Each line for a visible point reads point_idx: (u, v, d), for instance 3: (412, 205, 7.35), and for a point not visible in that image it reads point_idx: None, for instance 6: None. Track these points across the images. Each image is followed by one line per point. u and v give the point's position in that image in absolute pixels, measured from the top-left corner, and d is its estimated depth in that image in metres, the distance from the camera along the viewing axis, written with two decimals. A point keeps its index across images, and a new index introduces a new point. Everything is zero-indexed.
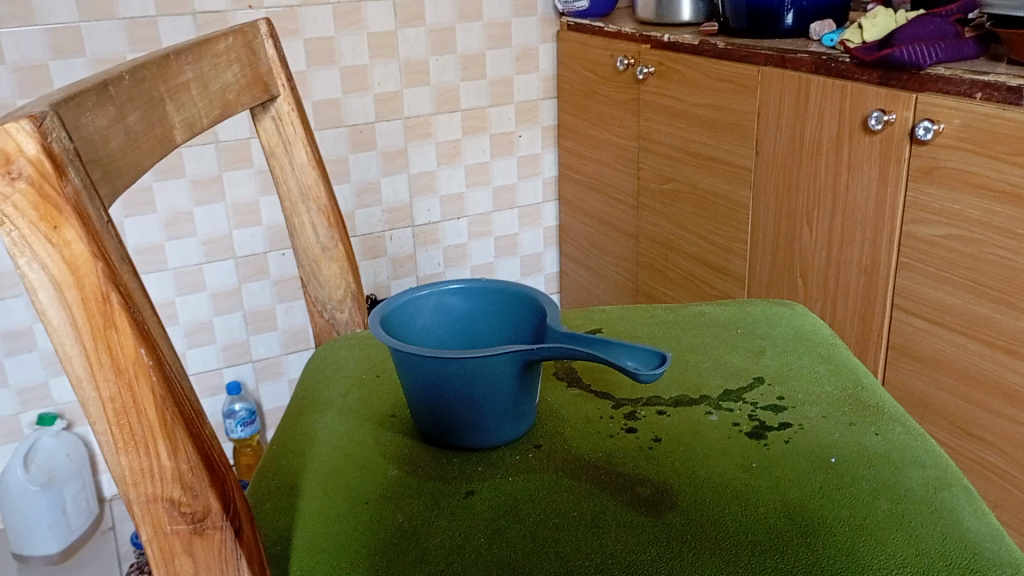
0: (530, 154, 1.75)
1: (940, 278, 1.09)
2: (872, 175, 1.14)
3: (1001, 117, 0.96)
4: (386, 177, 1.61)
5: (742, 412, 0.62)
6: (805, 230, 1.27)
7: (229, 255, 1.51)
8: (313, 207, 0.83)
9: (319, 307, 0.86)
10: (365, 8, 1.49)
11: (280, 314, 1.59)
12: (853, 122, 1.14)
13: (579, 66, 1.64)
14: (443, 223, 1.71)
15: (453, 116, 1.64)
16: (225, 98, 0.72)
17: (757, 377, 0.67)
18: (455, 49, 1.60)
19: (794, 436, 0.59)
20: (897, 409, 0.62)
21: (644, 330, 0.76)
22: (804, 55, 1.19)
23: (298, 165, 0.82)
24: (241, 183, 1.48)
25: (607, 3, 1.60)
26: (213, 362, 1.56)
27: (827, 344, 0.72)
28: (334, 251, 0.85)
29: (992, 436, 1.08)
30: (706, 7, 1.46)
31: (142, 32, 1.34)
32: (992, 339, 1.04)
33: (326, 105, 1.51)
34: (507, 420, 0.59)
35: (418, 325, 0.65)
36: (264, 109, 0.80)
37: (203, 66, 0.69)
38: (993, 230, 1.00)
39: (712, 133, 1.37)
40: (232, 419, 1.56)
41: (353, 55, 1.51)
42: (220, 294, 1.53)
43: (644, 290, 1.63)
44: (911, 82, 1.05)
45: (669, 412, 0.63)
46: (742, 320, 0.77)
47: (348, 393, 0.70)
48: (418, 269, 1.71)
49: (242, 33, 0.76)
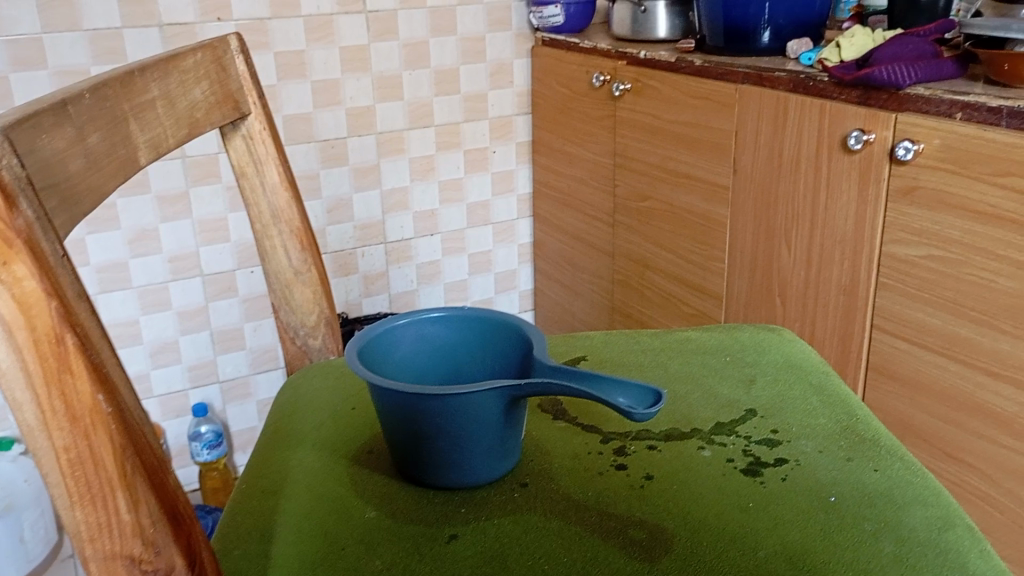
0: (505, 170, 1.73)
1: (920, 298, 1.07)
2: (850, 194, 1.13)
3: (983, 137, 0.95)
4: (357, 193, 1.58)
5: (736, 447, 0.59)
6: (783, 249, 1.25)
7: (197, 273, 1.47)
8: (285, 229, 0.80)
9: (291, 333, 0.83)
10: (338, 21, 1.46)
11: (249, 332, 1.55)
12: (832, 141, 1.13)
13: (554, 82, 1.62)
14: (416, 239, 1.67)
15: (427, 132, 1.61)
16: (194, 116, 0.69)
17: (749, 409, 0.65)
18: (429, 64, 1.57)
19: (790, 472, 0.56)
20: (894, 443, 0.60)
21: (629, 358, 0.74)
22: (782, 73, 1.18)
23: (270, 186, 0.79)
24: (209, 200, 1.45)
25: (582, 19, 1.59)
26: (179, 383, 1.51)
27: (818, 373, 0.70)
28: (307, 275, 0.81)
29: (974, 458, 1.06)
30: (683, 24, 1.45)
31: (107, 45, 1.30)
32: (972, 360, 1.03)
33: (297, 120, 1.48)
34: (491, 457, 0.57)
35: (397, 356, 0.62)
36: (234, 127, 0.77)
37: (170, 83, 0.66)
38: (974, 251, 1.00)
39: (690, 150, 1.35)
40: (198, 442, 1.51)
41: (324, 70, 1.48)
42: (186, 313, 1.48)
43: (621, 308, 1.60)
44: (890, 102, 1.05)
45: (660, 447, 0.60)
46: (731, 347, 0.75)
47: (322, 426, 0.67)
48: (391, 287, 1.68)
49: (211, 47, 0.72)
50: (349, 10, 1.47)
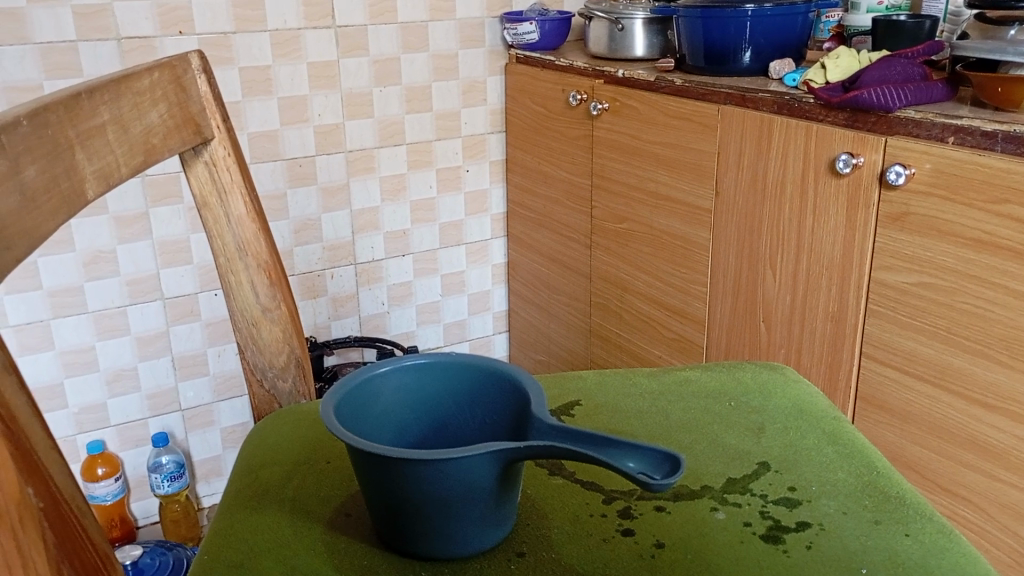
0: (478, 190, 1.67)
1: (911, 326, 1.02)
2: (838, 218, 1.08)
3: (977, 162, 0.91)
4: (325, 214, 1.51)
5: (752, 509, 0.54)
6: (767, 274, 1.20)
7: (156, 297, 1.39)
8: (252, 263, 0.73)
9: (258, 375, 0.76)
10: (304, 36, 1.40)
11: (212, 358, 1.47)
12: (819, 164, 1.08)
13: (528, 100, 1.57)
14: (386, 260, 1.61)
15: (397, 150, 1.55)
16: (149, 142, 0.63)
17: (761, 462, 0.60)
18: (399, 81, 1.51)
19: (815, 539, 0.51)
20: (921, 502, 0.55)
21: (625, 403, 0.69)
22: (766, 94, 1.14)
23: (235, 217, 0.72)
24: (169, 220, 1.37)
25: (557, 36, 1.54)
26: (137, 412, 1.43)
27: (829, 418, 0.66)
28: (276, 312, 0.75)
29: (967, 491, 1.01)
30: (661, 43, 1.42)
31: (59, 59, 1.23)
32: (965, 391, 0.98)
33: (262, 138, 1.41)
34: (485, 525, 0.51)
35: (378, 408, 0.56)
36: (195, 153, 0.70)
37: (123, 106, 0.60)
38: (968, 279, 0.95)
39: (670, 171, 1.31)
40: (157, 474, 1.43)
41: (291, 86, 1.41)
42: (144, 339, 1.40)
43: (598, 331, 1.55)
44: (879, 125, 1.01)
45: (669, 509, 0.55)
46: (733, 390, 0.70)
47: (293, 484, 0.60)
48: (361, 309, 1.61)
49: (170, 66, 0.66)
50: (316, 25, 1.41)
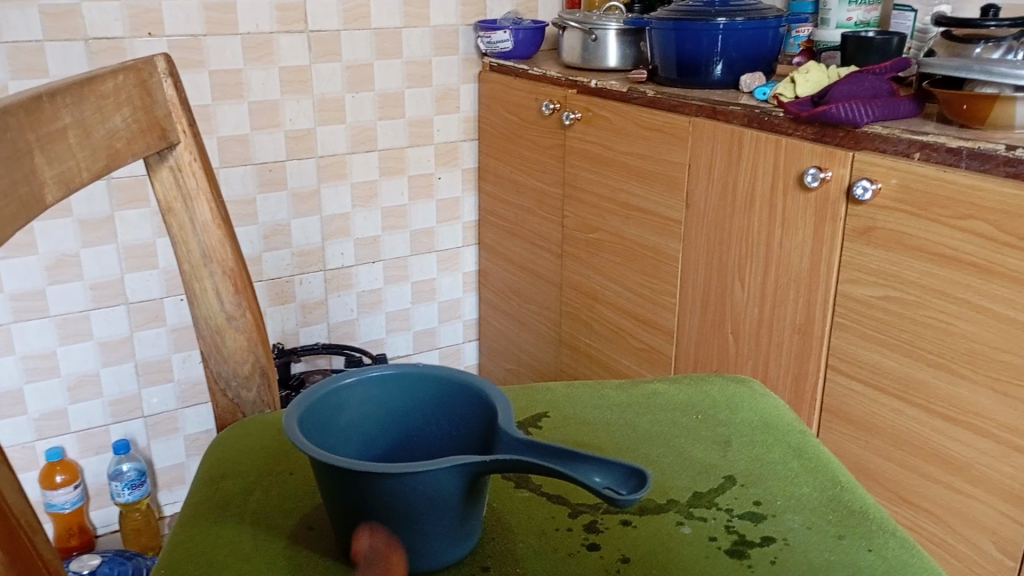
0: (450, 198, 1.67)
1: (876, 339, 1.03)
2: (806, 232, 1.09)
3: (942, 178, 0.92)
4: (296, 219, 1.50)
5: (718, 523, 0.54)
6: (736, 285, 1.21)
7: (121, 301, 1.37)
8: (217, 271, 0.72)
9: (222, 385, 0.75)
10: (277, 41, 1.39)
11: (177, 364, 1.45)
12: (788, 177, 1.09)
13: (501, 109, 1.57)
14: (356, 267, 1.59)
15: (370, 157, 1.54)
16: (113, 147, 0.61)
17: (727, 476, 0.60)
18: (373, 87, 1.51)
19: (779, 554, 0.52)
20: (884, 517, 0.56)
21: (594, 415, 0.68)
22: (736, 107, 1.15)
23: (201, 224, 0.71)
24: (136, 224, 1.35)
25: (530, 45, 1.54)
26: (99, 419, 1.40)
27: (794, 431, 0.66)
28: (240, 320, 0.74)
29: (930, 504, 1.01)
30: (634, 54, 1.42)
31: (25, 59, 1.21)
32: (929, 404, 0.99)
33: (232, 142, 1.40)
34: (451, 539, 0.50)
35: (343, 420, 0.55)
36: (160, 158, 0.69)
37: (85, 109, 0.58)
38: (931, 293, 0.96)
39: (641, 182, 1.32)
40: (118, 482, 1.40)
41: (262, 90, 1.40)
42: (108, 345, 1.38)
43: (568, 341, 1.55)
44: (847, 140, 1.02)
45: (634, 523, 0.55)
46: (701, 403, 0.70)
47: (256, 496, 0.59)
48: (330, 315, 1.59)
49: (135, 69, 0.65)
50: (290, 30, 1.40)
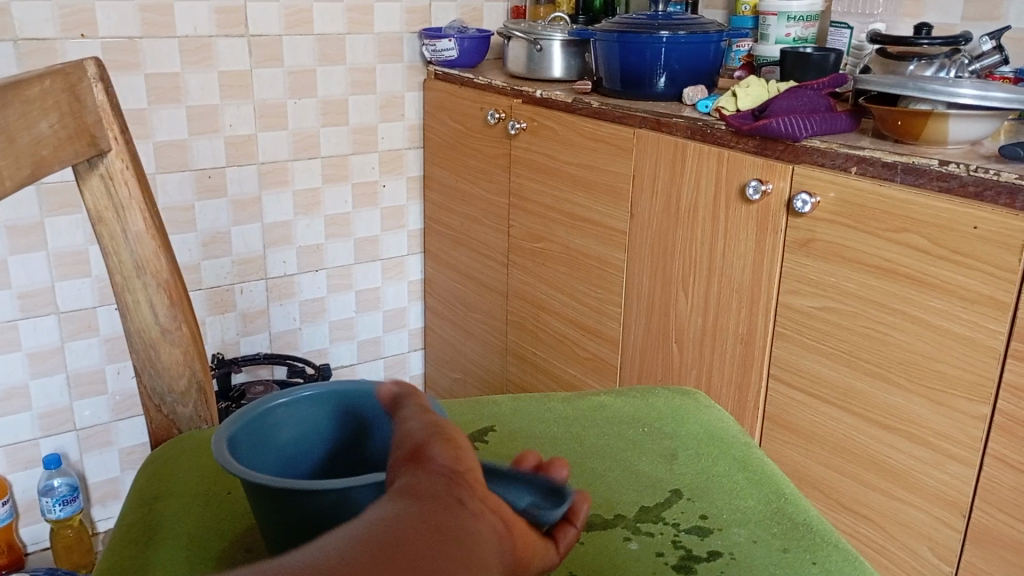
0: (395, 206, 1.65)
1: (816, 349, 1.05)
2: (747, 243, 1.10)
3: (878, 191, 0.94)
4: (235, 227, 1.47)
5: (665, 538, 0.54)
6: (680, 296, 1.22)
7: (50, 311, 1.32)
8: (151, 282, 0.70)
9: (157, 400, 0.72)
10: (217, 44, 1.36)
11: (111, 375, 1.40)
12: (730, 189, 1.10)
13: (446, 117, 1.56)
14: (299, 275, 1.57)
15: (312, 163, 1.52)
16: (39, 153, 0.59)
17: (673, 490, 0.60)
18: (316, 93, 1.48)
19: (726, 568, 0.52)
20: (827, 529, 0.57)
21: (540, 428, 0.68)
22: (679, 119, 1.16)
23: (133, 234, 0.69)
24: (67, 231, 1.31)
25: (475, 54, 1.54)
26: (27, 433, 1.35)
27: (738, 444, 0.66)
28: (176, 333, 0.71)
29: (868, 511, 1.03)
30: (578, 65, 1.43)
31: None
32: (867, 412, 1.01)
33: (169, 147, 1.36)
34: None
35: (281, 440, 0.54)
36: (90, 165, 0.67)
37: (9, 114, 0.56)
38: (869, 304, 0.98)
39: (586, 193, 1.32)
40: (49, 497, 1.34)
41: (200, 95, 1.37)
42: (37, 356, 1.33)
43: (514, 350, 1.54)
44: (786, 153, 1.04)
45: (581, 539, 0.54)
46: (646, 416, 0.70)
47: (190, 518, 0.57)
48: (271, 325, 1.56)
49: (63, 74, 0.62)
50: (230, 33, 1.37)
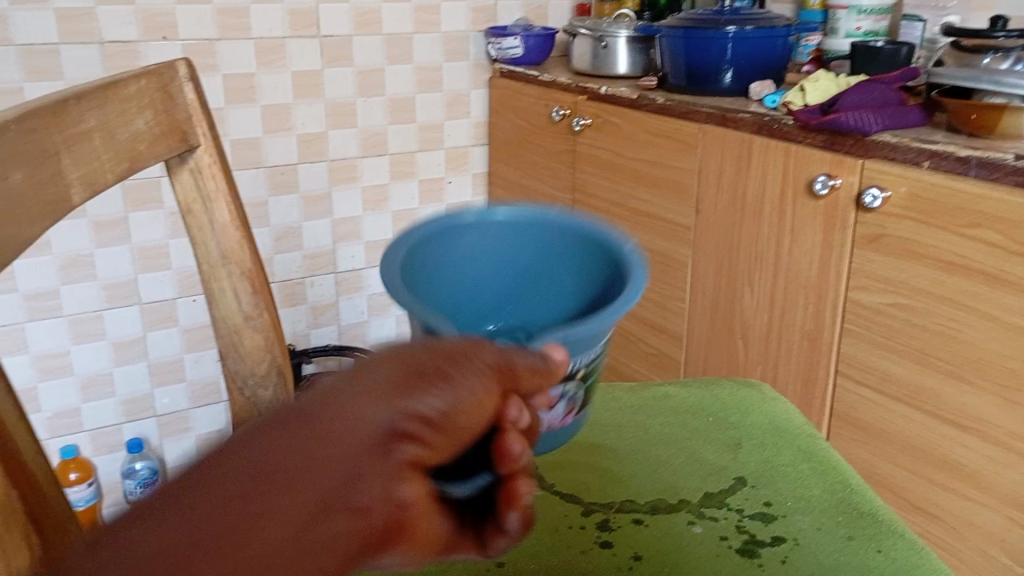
0: (460, 202, 1.68)
1: (885, 346, 1.04)
2: (815, 238, 1.09)
3: (951, 186, 0.93)
4: (306, 222, 1.51)
5: (729, 523, 0.55)
6: (745, 291, 1.21)
7: (133, 301, 1.38)
8: (235, 271, 0.73)
9: (239, 383, 0.76)
10: (288, 45, 1.41)
11: (189, 364, 1.46)
12: (797, 184, 1.10)
13: (511, 114, 1.58)
14: (367, 270, 1.61)
15: (380, 161, 1.56)
16: (135, 149, 0.62)
17: (737, 477, 0.61)
18: (384, 92, 1.52)
19: (790, 554, 0.52)
20: (893, 519, 0.57)
21: (605, 415, 0.69)
22: (746, 114, 1.16)
23: (219, 225, 0.73)
24: (148, 225, 1.37)
25: (539, 52, 1.56)
26: (112, 417, 1.42)
27: (803, 434, 0.67)
28: (258, 320, 0.75)
29: (938, 511, 1.02)
30: (643, 61, 1.44)
31: (40, 62, 1.22)
32: (937, 411, 0.99)
33: (244, 145, 1.41)
34: None
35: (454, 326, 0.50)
36: (181, 160, 0.70)
37: (109, 113, 0.59)
38: (940, 301, 0.97)
39: (651, 189, 1.33)
40: (131, 480, 1.43)
41: (273, 94, 1.41)
42: (120, 344, 1.39)
43: None
44: (856, 148, 1.03)
45: (646, 522, 0.55)
46: (711, 406, 0.71)
47: None
48: (340, 318, 1.61)
49: (157, 73, 0.65)
50: (301, 34, 1.41)
